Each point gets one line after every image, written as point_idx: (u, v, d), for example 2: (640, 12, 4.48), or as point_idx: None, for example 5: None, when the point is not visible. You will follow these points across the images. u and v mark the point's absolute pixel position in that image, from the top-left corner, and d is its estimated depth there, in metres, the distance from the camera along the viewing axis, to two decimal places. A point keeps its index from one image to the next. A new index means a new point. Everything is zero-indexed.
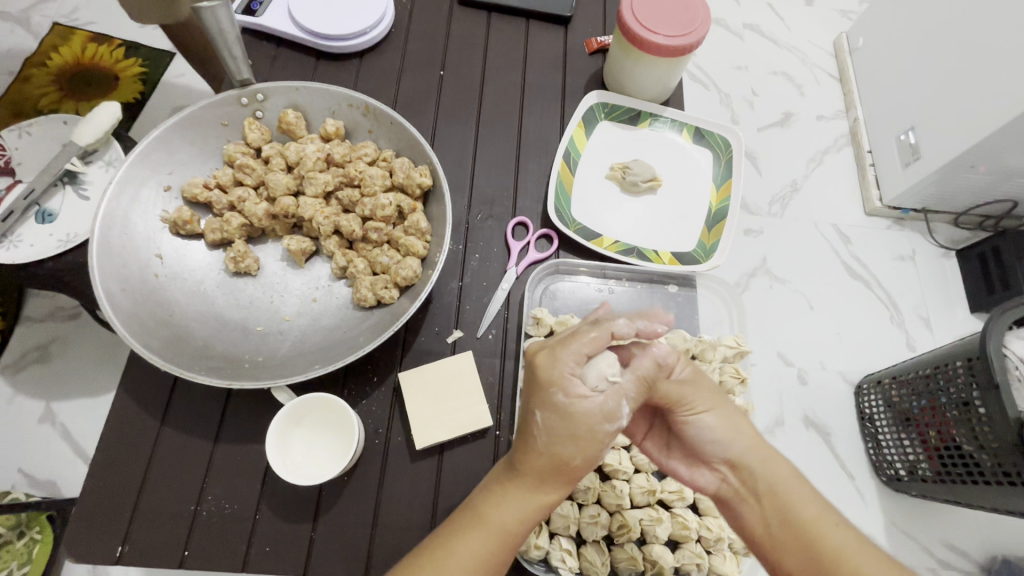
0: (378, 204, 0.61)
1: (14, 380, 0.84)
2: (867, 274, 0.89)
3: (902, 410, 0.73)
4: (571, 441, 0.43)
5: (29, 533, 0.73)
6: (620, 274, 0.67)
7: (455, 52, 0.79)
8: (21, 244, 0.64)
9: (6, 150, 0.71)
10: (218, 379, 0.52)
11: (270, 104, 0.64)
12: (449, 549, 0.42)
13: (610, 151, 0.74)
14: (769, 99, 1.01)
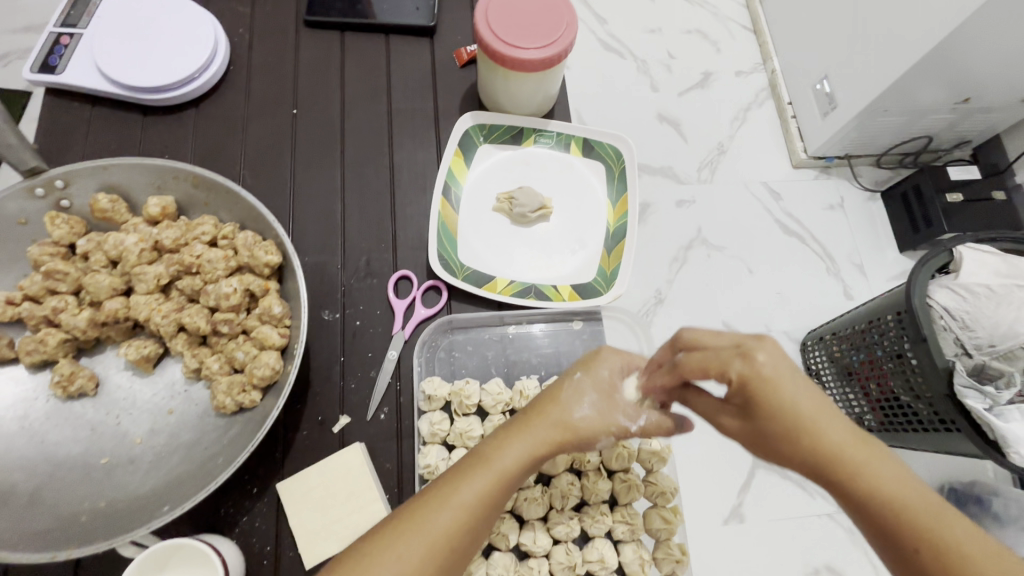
0: (221, 293, 0.52)
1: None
2: (801, 229, 0.84)
3: (843, 363, 0.69)
4: (595, 414, 0.42)
5: None
6: (520, 318, 0.61)
7: (310, 83, 0.69)
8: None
9: None
10: (44, 550, 0.44)
11: (76, 189, 0.54)
12: (440, 493, 0.37)
13: (495, 177, 0.67)
14: (686, 59, 0.92)
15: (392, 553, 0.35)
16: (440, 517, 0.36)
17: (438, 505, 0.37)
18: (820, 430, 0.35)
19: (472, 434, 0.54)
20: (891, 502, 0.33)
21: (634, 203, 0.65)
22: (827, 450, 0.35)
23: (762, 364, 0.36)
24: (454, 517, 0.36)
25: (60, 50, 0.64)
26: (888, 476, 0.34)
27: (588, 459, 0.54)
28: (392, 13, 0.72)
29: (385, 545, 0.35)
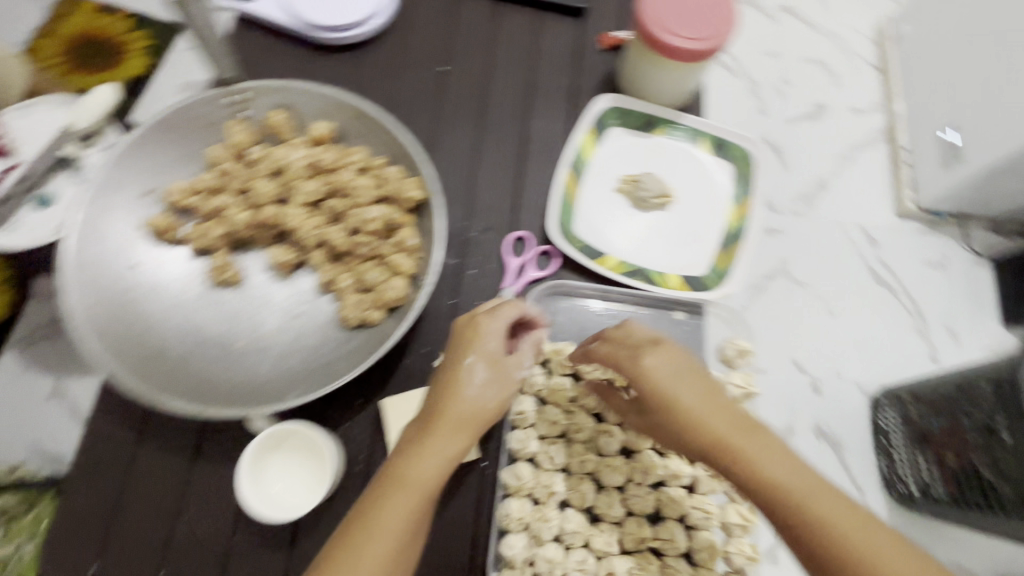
0: (367, 217, 0.57)
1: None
2: (892, 281, 0.74)
3: (920, 428, 0.61)
4: (479, 392, 0.47)
5: (39, 506, 0.56)
6: (625, 297, 0.62)
7: (461, 46, 0.74)
8: (16, 231, 0.63)
9: (5, 129, 0.68)
10: (194, 403, 0.50)
11: (257, 103, 0.60)
12: (424, 445, 0.44)
13: (621, 158, 0.68)
14: (802, 88, 0.84)
15: (398, 493, 0.42)
16: (426, 465, 0.43)
17: (428, 456, 0.44)
18: (706, 424, 0.44)
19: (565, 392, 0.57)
20: (785, 493, 0.41)
21: (757, 207, 0.65)
22: (682, 423, 0.44)
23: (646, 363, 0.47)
24: (444, 464, 0.44)
25: None
26: (802, 475, 0.41)
27: None
28: None
29: (393, 486, 0.43)
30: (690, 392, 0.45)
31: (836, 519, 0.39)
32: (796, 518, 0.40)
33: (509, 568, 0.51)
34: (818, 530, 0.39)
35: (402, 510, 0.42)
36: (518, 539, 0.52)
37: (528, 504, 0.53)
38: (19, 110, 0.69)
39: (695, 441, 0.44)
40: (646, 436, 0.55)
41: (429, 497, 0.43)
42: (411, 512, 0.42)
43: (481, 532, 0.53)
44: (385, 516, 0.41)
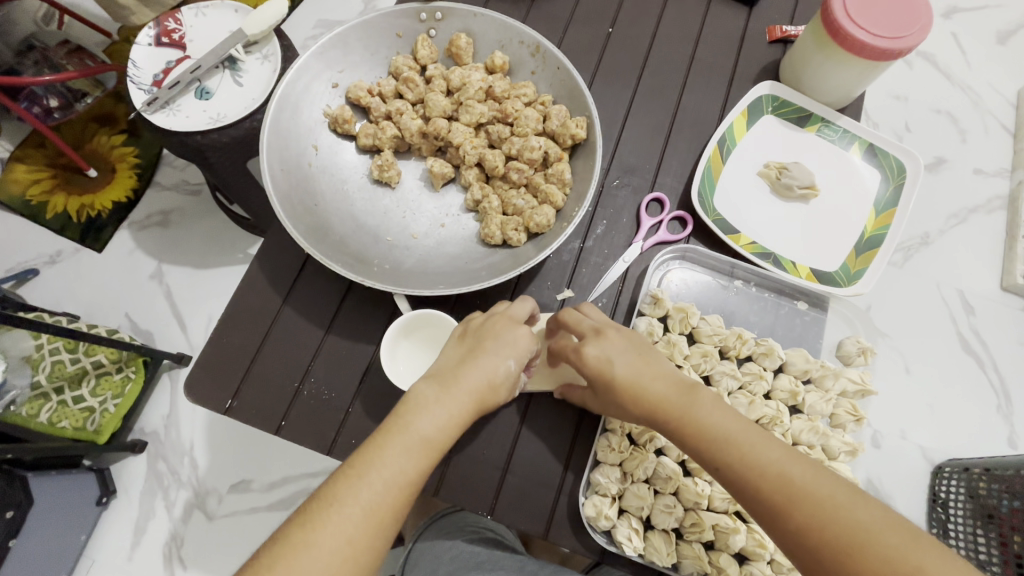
0: (528, 145, 0.61)
1: (137, 236, 1.21)
2: (982, 352, 0.84)
3: (986, 505, 0.65)
4: (507, 363, 0.47)
5: (126, 371, 0.98)
6: (750, 277, 0.63)
7: (629, 12, 0.76)
8: (179, 114, 0.66)
9: (181, 24, 0.73)
10: (352, 273, 0.56)
11: (445, 25, 0.65)
12: (474, 359, 0.47)
13: (768, 146, 0.69)
14: (923, 138, 0.96)
15: (444, 394, 0.45)
16: (481, 374, 0.47)
17: (477, 369, 0.47)
18: (708, 424, 0.43)
19: (680, 349, 0.58)
20: (777, 482, 0.40)
21: (900, 218, 0.65)
22: (668, 417, 0.45)
23: (588, 353, 0.48)
24: (492, 380, 0.47)
25: None
26: (796, 465, 0.40)
27: (780, 420, 0.55)
28: None
29: (440, 391, 0.45)
30: (660, 385, 0.46)
31: (829, 497, 0.38)
32: (782, 511, 0.39)
33: (598, 494, 0.54)
34: (810, 522, 0.38)
35: (445, 410, 0.44)
36: (612, 470, 0.54)
37: (627, 442, 0.55)
38: (196, 10, 0.74)
39: (684, 433, 0.44)
40: (753, 407, 0.56)
41: (473, 408, 0.46)
42: (453, 415, 0.45)
43: (576, 457, 0.56)
44: (427, 411, 0.44)
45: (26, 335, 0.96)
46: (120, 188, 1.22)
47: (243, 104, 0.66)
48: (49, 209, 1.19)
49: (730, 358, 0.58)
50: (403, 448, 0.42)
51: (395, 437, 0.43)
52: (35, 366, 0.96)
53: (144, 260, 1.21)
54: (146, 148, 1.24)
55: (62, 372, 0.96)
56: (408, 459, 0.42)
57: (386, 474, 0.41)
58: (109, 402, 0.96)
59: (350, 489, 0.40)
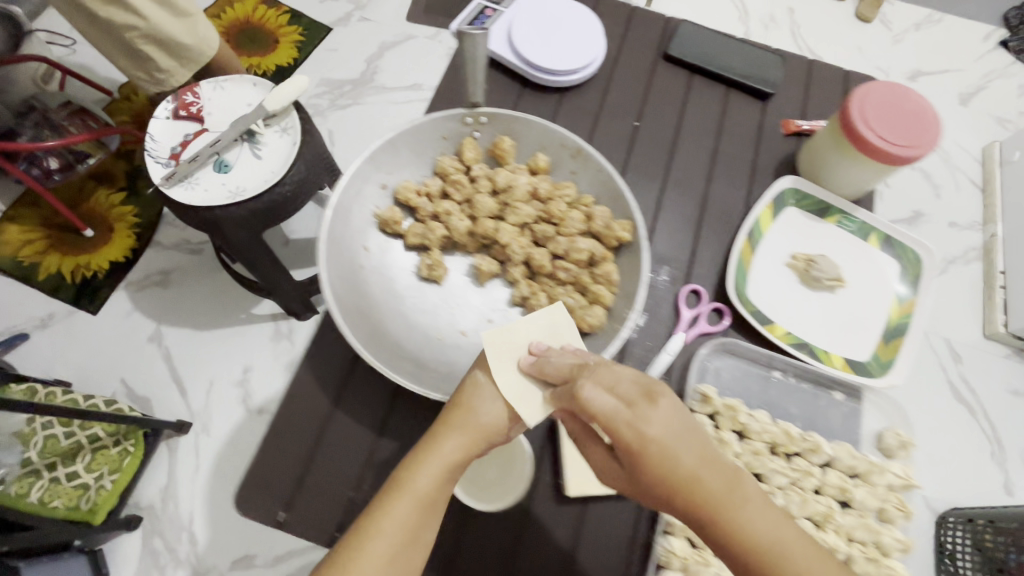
0: (575, 246, 0.63)
1: (134, 297, 0.96)
2: (973, 400, 0.76)
3: (994, 560, 0.60)
4: (500, 408, 0.46)
5: (125, 443, 0.81)
6: (787, 367, 0.65)
7: (654, 107, 0.81)
8: (197, 187, 0.74)
9: (202, 100, 0.80)
10: (411, 380, 0.56)
11: (489, 127, 0.68)
12: (467, 404, 0.46)
13: (793, 238, 0.73)
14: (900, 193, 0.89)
15: (440, 438, 0.44)
16: (474, 416, 0.45)
17: (466, 409, 0.46)
18: (741, 532, 0.37)
19: (731, 447, 0.59)
20: (749, 534, 0.37)
21: (920, 306, 0.69)
22: (701, 517, 0.37)
23: (649, 431, 0.39)
24: (485, 420, 0.46)
25: (485, 17, 0.80)
26: (759, 515, 0.37)
27: (832, 517, 0.57)
28: (740, 73, 0.83)
29: (432, 442, 0.44)
30: (713, 472, 0.38)
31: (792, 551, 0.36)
32: None
33: None
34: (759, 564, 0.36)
35: (440, 461, 0.43)
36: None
37: (688, 546, 0.56)
38: (214, 83, 0.82)
39: (718, 537, 0.37)
40: (805, 505, 0.57)
41: (473, 447, 0.45)
42: (447, 464, 0.43)
43: (636, 560, 0.56)
44: (423, 463, 0.43)
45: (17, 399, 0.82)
46: (119, 248, 0.99)
47: (260, 176, 0.74)
48: (42, 269, 0.98)
49: (779, 454, 0.60)
50: (407, 499, 0.41)
51: (397, 494, 0.41)
52: (26, 441, 0.80)
53: (77, 323, 0.94)
54: (147, 205, 1.03)
55: (56, 448, 0.80)
56: (416, 512, 0.41)
57: (390, 534, 0.40)
58: (104, 480, 0.78)
59: (351, 562, 0.39)
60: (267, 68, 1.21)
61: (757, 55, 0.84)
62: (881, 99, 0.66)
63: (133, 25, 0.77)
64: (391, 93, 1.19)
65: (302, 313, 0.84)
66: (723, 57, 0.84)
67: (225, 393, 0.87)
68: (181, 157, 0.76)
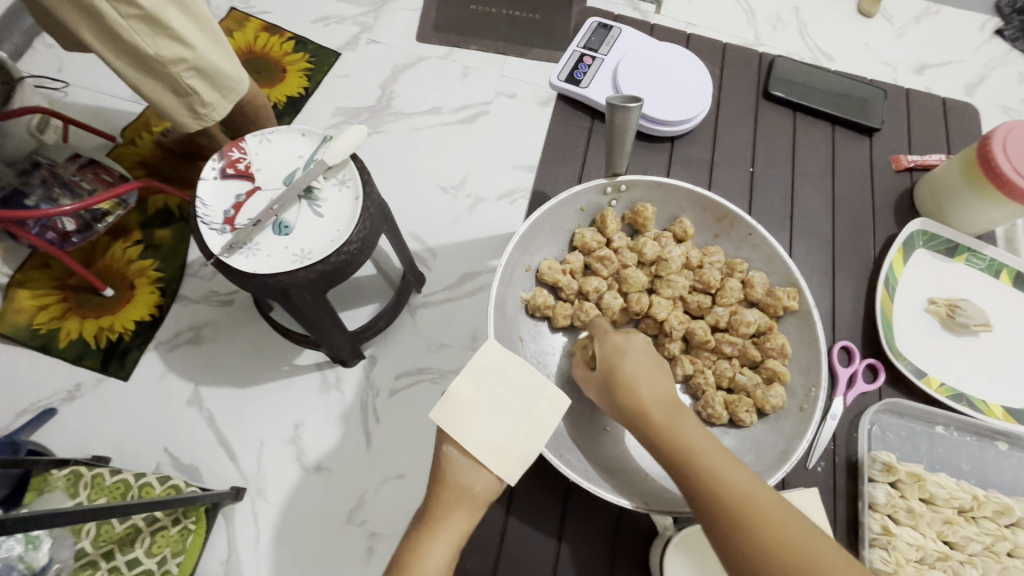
0: (742, 319, 0.60)
1: (166, 358, 0.88)
2: None
3: None
4: (479, 474, 0.46)
5: (184, 521, 0.72)
6: (952, 423, 0.64)
7: (764, 149, 0.78)
8: (259, 253, 0.67)
9: (247, 154, 0.74)
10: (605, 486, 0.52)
11: (628, 194, 0.64)
12: (449, 480, 0.47)
13: (928, 282, 0.71)
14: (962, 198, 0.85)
15: (442, 521, 0.46)
16: (463, 485, 0.46)
17: (449, 483, 0.47)
18: (706, 465, 0.40)
19: (924, 518, 0.57)
20: (730, 492, 0.39)
21: None
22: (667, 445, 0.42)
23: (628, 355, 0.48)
24: (468, 488, 0.46)
25: (586, 68, 0.78)
26: (728, 465, 0.40)
27: None
28: (842, 106, 0.81)
29: (429, 525, 0.46)
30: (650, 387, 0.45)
31: (794, 536, 0.36)
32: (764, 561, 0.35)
33: None
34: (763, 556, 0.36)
35: (446, 538, 0.46)
36: None
37: None
38: (260, 137, 0.74)
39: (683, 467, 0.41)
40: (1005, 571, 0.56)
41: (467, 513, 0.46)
42: (451, 538, 0.46)
43: None
44: (431, 544, 0.45)
45: (63, 496, 0.71)
46: (141, 306, 0.91)
47: (324, 236, 0.68)
48: (62, 335, 0.88)
49: (968, 518, 0.58)
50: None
51: (409, 574, 0.44)
52: (78, 530, 0.69)
53: (107, 395, 0.85)
54: (169, 257, 0.95)
55: (110, 535, 0.69)
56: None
57: None
58: (167, 566, 0.69)
59: None
60: (277, 100, 1.11)
61: (859, 87, 0.82)
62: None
63: (182, 58, 0.66)
64: (411, 119, 1.09)
65: (351, 359, 0.85)
66: (826, 90, 0.82)
67: (281, 460, 0.81)
68: (236, 222, 0.69)
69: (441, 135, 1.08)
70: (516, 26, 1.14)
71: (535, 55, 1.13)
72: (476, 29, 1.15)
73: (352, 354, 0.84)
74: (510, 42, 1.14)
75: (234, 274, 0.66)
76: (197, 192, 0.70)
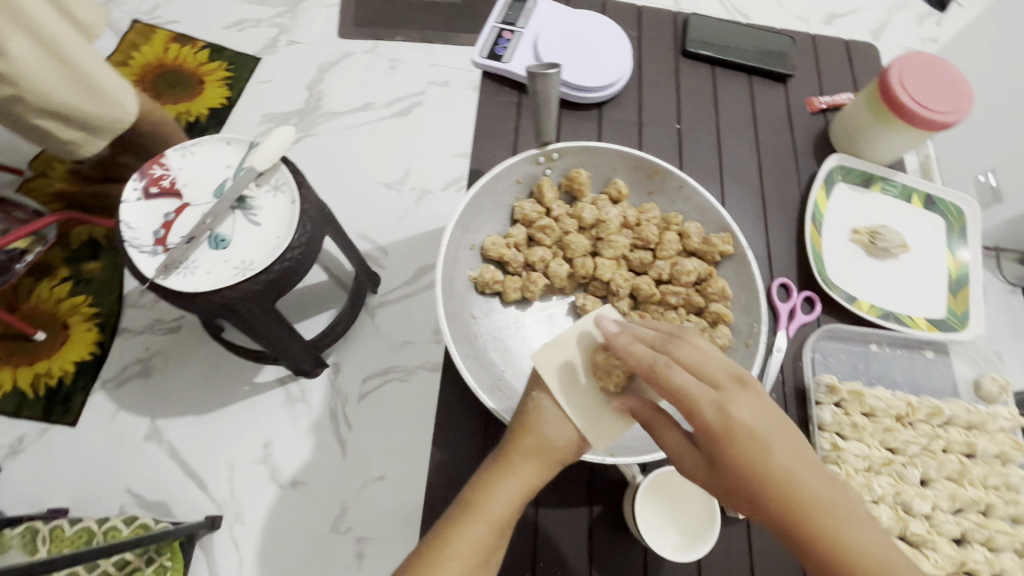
0: (683, 269, 0.62)
1: (114, 395, 0.83)
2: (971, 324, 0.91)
3: None
4: (567, 430, 0.47)
5: (158, 560, 0.70)
6: (884, 339, 0.69)
7: (689, 107, 0.81)
8: (198, 271, 0.63)
9: (169, 170, 0.70)
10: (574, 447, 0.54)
11: (561, 162, 0.65)
12: (535, 427, 0.47)
13: (850, 214, 0.76)
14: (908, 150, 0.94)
15: (508, 470, 0.44)
16: (541, 435, 0.46)
17: (532, 432, 0.46)
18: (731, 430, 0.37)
19: (867, 429, 0.62)
20: (757, 454, 0.36)
21: (974, 257, 0.74)
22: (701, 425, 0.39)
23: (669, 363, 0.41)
24: (549, 441, 0.46)
25: (506, 43, 0.78)
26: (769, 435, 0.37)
27: (967, 471, 0.62)
28: (755, 57, 0.84)
29: (498, 469, 0.45)
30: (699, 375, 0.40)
31: (836, 513, 0.35)
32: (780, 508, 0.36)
33: None
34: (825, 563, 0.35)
35: (514, 483, 0.44)
36: None
37: None
38: (182, 150, 0.71)
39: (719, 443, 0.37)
40: (941, 466, 0.62)
41: (545, 464, 0.45)
42: (519, 485, 0.44)
43: None
44: (498, 487, 0.44)
45: (20, 554, 0.67)
46: (79, 345, 0.86)
47: (265, 244, 0.65)
48: None
49: (907, 424, 0.64)
50: (482, 524, 0.42)
51: (472, 515, 0.43)
52: None
53: (55, 443, 0.80)
54: (103, 291, 0.90)
55: None
56: (490, 535, 0.42)
57: (465, 551, 0.41)
58: None
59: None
60: (199, 114, 1.06)
61: (768, 38, 0.86)
62: (915, 73, 0.69)
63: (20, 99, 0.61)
64: (343, 118, 1.06)
65: (313, 368, 0.82)
66: (740, 44, 0.85)
67: (254, 480, 0.78)
68: (168, 241, 0.65)
69: (376, 130, 1.06)
70: (437, 12, 1.13)
71: (462, 40, 1.12)
72: (398, 20, 1.13)
73: (312, 363, 0.81)
74: (435, 29, 1.12)
75: (173, 295, 0.63)
76: (121, 215, 0.66)
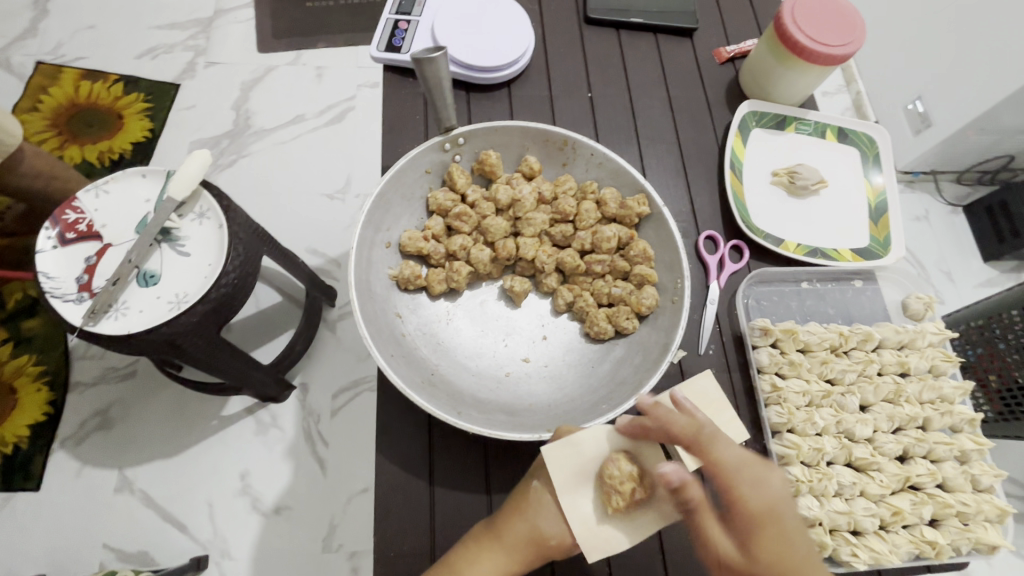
0: (603, 236, 0.62)
1: (76, 452, 0.79)
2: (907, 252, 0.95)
3: (977, 340, 0.76)
4: (561, 531, 0.49)
5: None
6: (812, 276, 0.70)
7: (604, 74, 0.80)
8: (130, 312, 0.59)
9: (84, 212, 0.64)
10: (514, 430, 0.53)
11: (468, 146, 0.64)
12: (528, 513, 0.50)
13: (768, 157, 0.77)
14: (832, 87, 0.96)
15: (495, 548, 0.49)
16: (534, 527, 0.49)
17: (526, 519, 0.49)
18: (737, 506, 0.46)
19: (803, 365, 0.63)
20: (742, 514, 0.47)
21: (888, 182, 0.76)
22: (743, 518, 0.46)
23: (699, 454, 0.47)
24: (543, 534, 0.49)
25: (403, 34, 0.76)
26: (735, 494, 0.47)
27: (902, 391, 0.64)
28: (657, 14, 0.83)
29: (488, 544, 0.49)
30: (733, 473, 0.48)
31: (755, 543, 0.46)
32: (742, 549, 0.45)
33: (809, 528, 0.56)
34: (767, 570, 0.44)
35: (495, 562, 0.49)
36: (810, 500, 0.57)
37: (807, 469, 0.58)
38: (95, 189, 0.65)
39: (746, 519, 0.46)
40: (878, 390, 0.64)
41: (527, 555, 0.49)
42: (500, 566, 0.49)
43: None
44: (479, 561, 0.49)
45: None
46: (30, 409, 0.82)
47: (199, 275, 0.61)
48: None
49: (841, 354, 0.65)
50: None
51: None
52: None
53: (16, 512, 0.76)
54: (47, 347, 0.86)
55: None
56: None
57: None
58: None
59: None
60: (122, 149, 1.01)
61: None
62: (806, 5, 0.70)
63: None
64: (273, 133, 1.03)
65: (281, 393, 0.80)
66: (643, 4, 0.84)
67: (233, 513, 0.76)
68: (95, 286, 0.60)
69: (309, 142, 1.03)
70: (358, 15, 1.10)
71: None
72: (316, 25, 1.09)
73: (278, 387, 0.79)
74: (356, 31, 1.09)
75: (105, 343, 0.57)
76: (37, 266, 0.60)
